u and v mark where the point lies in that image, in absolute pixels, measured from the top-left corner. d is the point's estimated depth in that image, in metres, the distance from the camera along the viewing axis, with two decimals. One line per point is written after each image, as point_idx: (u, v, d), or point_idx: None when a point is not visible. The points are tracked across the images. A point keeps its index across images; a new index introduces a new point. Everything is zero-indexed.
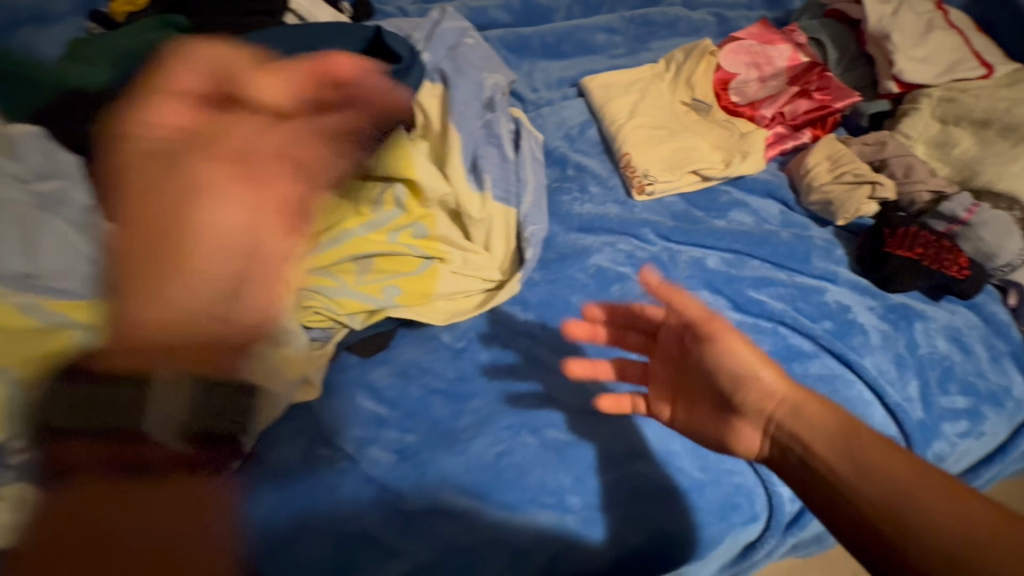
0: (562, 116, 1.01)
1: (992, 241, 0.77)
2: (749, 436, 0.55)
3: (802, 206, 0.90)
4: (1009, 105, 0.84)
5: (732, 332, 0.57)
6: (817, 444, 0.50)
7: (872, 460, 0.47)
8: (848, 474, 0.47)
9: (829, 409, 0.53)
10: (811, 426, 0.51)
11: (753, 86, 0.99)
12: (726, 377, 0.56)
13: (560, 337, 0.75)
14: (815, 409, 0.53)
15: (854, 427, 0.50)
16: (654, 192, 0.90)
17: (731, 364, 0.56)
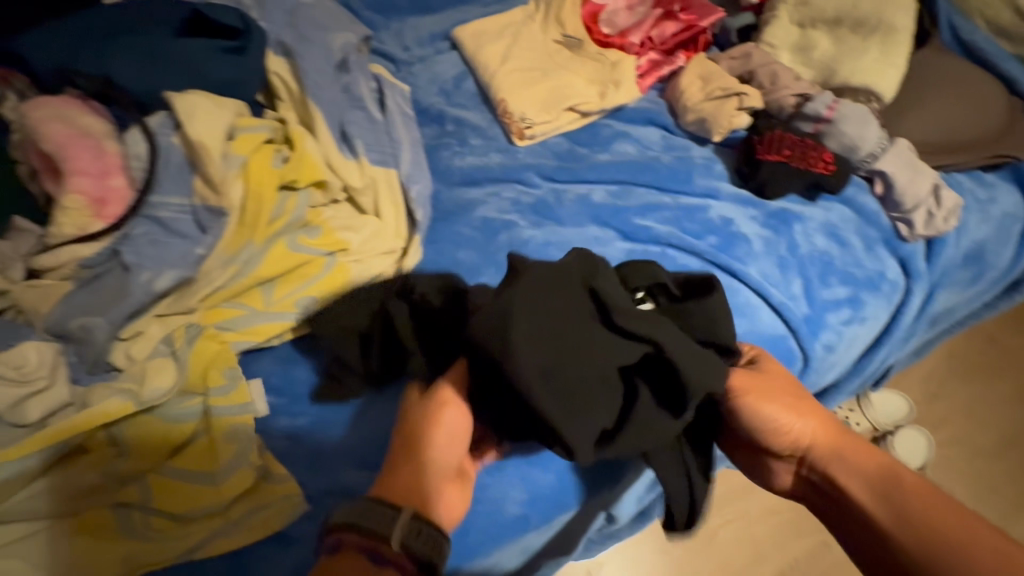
0: (436, 71, 0.97)
1: (853, 133, 0.80)
2: (785, 474, 0.59)
3: (681, 128, 0.90)
4: (854, 2, 0.86)
5: (771, 396, 0.56)
6: (851, 487, 0.53)
7: (910, 505, 0.49)
8: (908, 545, 0.48)
9: (872, 451, 0.55)
10: (852, 469, 0.54)
11: (622, 15, 0.97)
12: (762, 433, 0.57)
13: None
14: (857, 450, 0.55)
15: (895, 470, 0.52)
16: (535, 135, 0.88)
17: (764, 423, 0.56)
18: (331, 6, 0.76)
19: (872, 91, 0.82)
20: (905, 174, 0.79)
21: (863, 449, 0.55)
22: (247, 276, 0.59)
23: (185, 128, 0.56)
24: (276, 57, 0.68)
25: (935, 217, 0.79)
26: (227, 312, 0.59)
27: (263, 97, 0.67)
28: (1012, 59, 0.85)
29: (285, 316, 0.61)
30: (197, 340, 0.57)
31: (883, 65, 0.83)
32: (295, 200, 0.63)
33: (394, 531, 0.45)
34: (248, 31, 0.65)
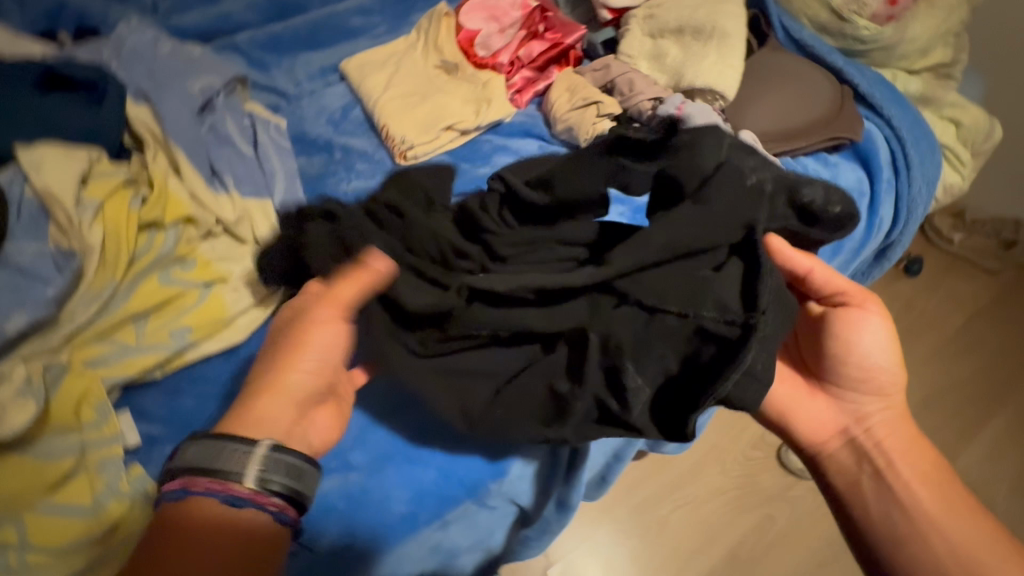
0: (323, 104, 1.02)
1: (700, 130, 0.88)
2: (828, 421, 0.65)
3: (556, 137, 0.97)
4: (691, 12, 0.95)
5: (880, 315, 0.64)
6: (897, 454, 0.62)
7: (946, 486, 0.60)
8: (928, 503, 0.59)
9: (920, 440, 0.63)
10: (897, 438, 0.63)
11: (496, 38, 1.03)
12: (852, 352, 0.64)
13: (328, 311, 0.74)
14: (904, 431, 0.63)
15: (933, 477, 0.61)
16: (417, 156, 0.93)
17: (861, 341, 0.64)
18: (192, 56, 0.80)
19: (716, 91, 0.91)
20: None
21: (914, 430, 0.64)
22: (115, 312, 0.63)
23: (34, 180, 0.62)
24: (137, 103, 0.74)
25: None
26: (96, 349, 0.62)
27: (131, 141, 0.74)
28: (835, 52, 0.96)
29: (159, 347, 0.64)
30: (70, 378, 0.60)
31: (721, 66, 0.91)
32: (161, 237, 0.67)
33: (247, 472, 0.49)
34: (102, 83, 0.71)
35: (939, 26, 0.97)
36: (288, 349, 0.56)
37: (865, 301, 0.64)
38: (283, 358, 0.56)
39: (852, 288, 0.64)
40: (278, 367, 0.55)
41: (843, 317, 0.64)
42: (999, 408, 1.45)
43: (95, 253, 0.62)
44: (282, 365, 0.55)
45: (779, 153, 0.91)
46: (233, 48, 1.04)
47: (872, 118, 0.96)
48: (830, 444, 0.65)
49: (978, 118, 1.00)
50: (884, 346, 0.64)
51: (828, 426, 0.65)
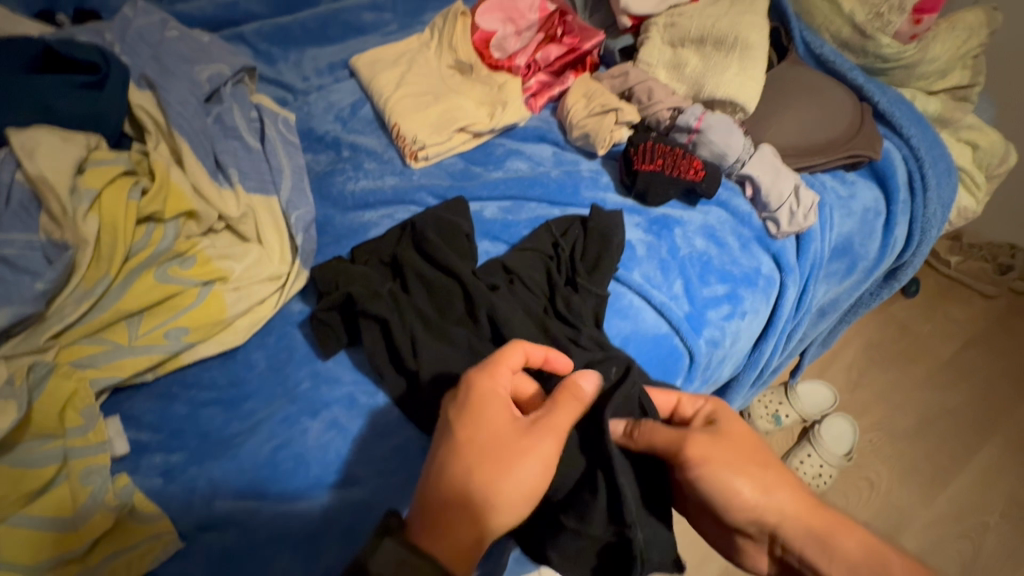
0: (331, 100, 0.99)
1: (719, 142, 0.86)
2: (757, 557, 0.57)
3: (571, 144, 0.95)
4: (714, 22, 0.94)
5: (712, 455, 0.54)
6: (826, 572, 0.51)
7: None
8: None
9: (842, 525, 0.52)
10: (825, 559, 0.51)
11: (512, 40, 1.00)
12: (716, 503, 0.54)
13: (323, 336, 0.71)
14: (828, 530, 0.52)
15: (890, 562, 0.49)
16: (429, 157, 0.90)
17: (715, 493, 0.54)
18: (200, 44, 0.78)
19: (737, 103, 0.89)
20: (768, 177, 0.86)
21: (823, 526, 0.52)
22: (108, 310, 0.59)
23: (28, 165, 0.57)
24: (141, 90, 0.70)
25: (796, 214, 0.85)
26: (87, 348, 0.59)
27: (131, 129, 0.70)
28: (856, 69, 0.95)
29: (154, 348, 0.61)
30: (56, 379, 0.56)
31: (743, 78, 0.90)
32: (160, 232, 0.64)
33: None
34: (106, 67, 0.67)
35: (960, 48, 0.96)
36: (479, 455, 0.48)
37: (701, 440, 0.54)
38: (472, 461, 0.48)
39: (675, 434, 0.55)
40: (471, 467, 0.48)
41: (728, 446, 0.55)
42: (995, 432, 1.45)
43: (91, 246, 0.58)
44: (469, 466, 0.48)
45: (799, 168, 0.90)
46: (239, 38, 1.00)
47: (891, 138, 0.95)
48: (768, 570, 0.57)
49: (995, 142, 0.99)
50: (755, 482, 0.54)
51: (757, 555, 0.57)
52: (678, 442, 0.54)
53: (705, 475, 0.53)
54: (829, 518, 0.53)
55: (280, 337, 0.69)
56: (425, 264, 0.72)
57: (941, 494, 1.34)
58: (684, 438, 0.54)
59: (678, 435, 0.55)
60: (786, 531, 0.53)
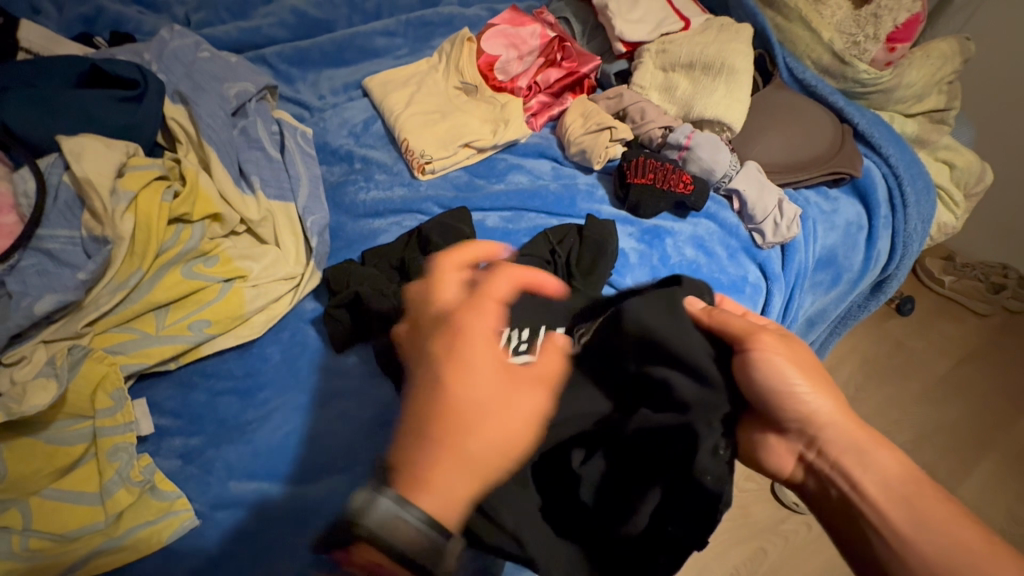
0: (345, 117, 1.06)
1: (707, 158, 0.92)
2: (783, 456, 0.56)
3: (569, 159, 1.01)
4: (702, 49, 1.00)
5: (777, 347, 0.52)
6: (866, 483, 0.52)
7: (934, 518, 0.49)
8: (900, 525, 0.50)
9: (886, 446, 0.54)
10: (871, 467, 0.52)
11: (515, 64, 1.08)
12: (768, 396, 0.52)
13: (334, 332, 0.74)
14: (873, 448, 0.53)
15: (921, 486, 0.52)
16: (435, 170, 0.96)
17: (772, 385, 0.52)
18: (229, 63, 0.85)
19: (725, 123, 0.96)
20: (754, 191, 0.92)
21: (868, 442, 0.54)
22: (138, 302, 0.65)
23: (73, 168, 0.63)
24: (174, 104, 0.77)
25: (780, 226, 0.91)
26: (118, 336, 0.64)
27: (163, 140, 0.77)
28: (836, 93, 1.01)
29: (178, 338, 0.66)
30: (90, 360, 0.60)
31: (729, 100, 0.96)
32: (188, 232, 0.69)
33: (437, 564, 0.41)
34: (144, 82, 0.73)
35: (935, 74, 1.03)
36: (445, 422, 0.48)
37: (773, 341, 0.52)
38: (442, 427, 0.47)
39: (743, 328, 0.52)
40: (426, 441, 0.47)
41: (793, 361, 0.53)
42: (991, 449, 1.47)
43: (126, 243, 0.63)
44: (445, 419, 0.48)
45: (782, 184, 0.96)
46: (261, 60, 1.08)
47: (870, 157, 1.01)
48: (792, 474, 0.57)
49: (971, 163, 1.05)
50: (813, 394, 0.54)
51: (783, 458, 0.57)
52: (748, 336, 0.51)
53: (755, 364, 0.51)
54: (855, 426, 0.55)
55: (294, 333, 0.74)
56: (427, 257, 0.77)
57: None
58: (753, 333, 0.51)
59: (748, 328, 0.52)
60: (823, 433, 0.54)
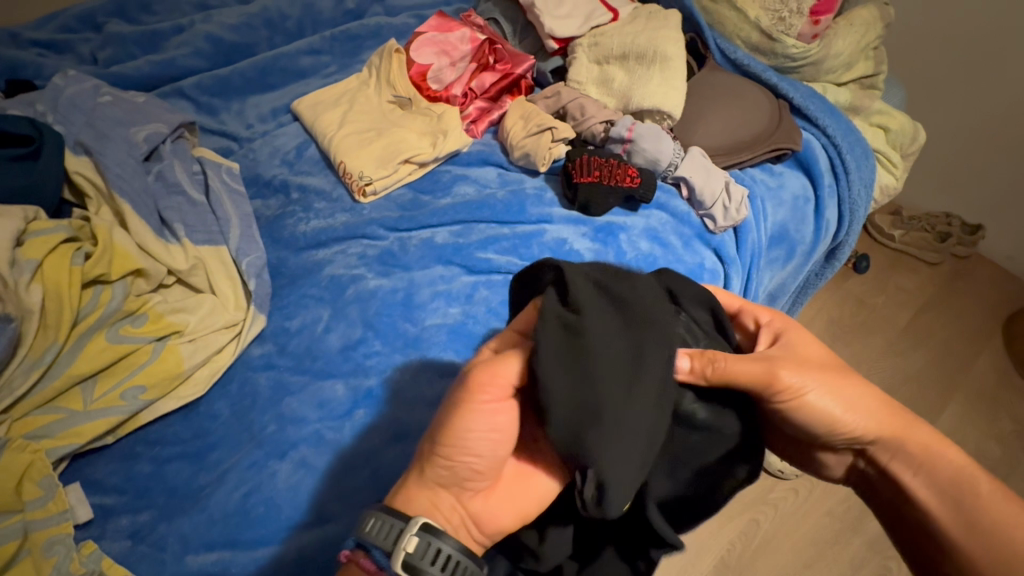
0: (276, 144, 1.01)
1: (652, 149, 0.92)
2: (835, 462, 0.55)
3: (514, 164, 0.99)
4: (634, 38, 0.99)
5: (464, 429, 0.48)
6: (933, 475, 0.50)
7: (955, 484, 0.49)
8: (952, 525, 0.48)
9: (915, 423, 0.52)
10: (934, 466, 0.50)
11: (448, 71, 1.04)
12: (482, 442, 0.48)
13: (285, 377, 0.71)
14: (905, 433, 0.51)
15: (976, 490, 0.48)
16: (376, 191, 0.92)
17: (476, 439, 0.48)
18: (136, 104, 0.80)
19: (664, 111, 0.95)
20: (700, 176, 0.91)
21: (912, 440, 0.51)
22: (60, 378, 0.60)
23: None
24: (77, 156, 0.71)
25: (729, 209, 0.91)
26: (41, 419, 0.59)
27: (71, 196, 0.72)
28: (769, 70, 1.02)
29: (110, 410, 0.61)
30: (8, 452, 0.56)
31: (666, 88, 0.95)
32: (108, 293, 0.65)
33: None
34: (39, 137, 0.69)
35: (860, 41, 1.05)
36: None
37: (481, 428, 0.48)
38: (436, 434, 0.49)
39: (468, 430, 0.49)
40: None
41: (816, 370, 0.51)
42: (955, 393, 1.53)
43: (36, 316, 0.59)
44: None
45: (727, 167, 0.96)
46: (179, 93, 1.02)
47: (809, 129, 1.02)
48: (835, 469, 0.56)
49: (903, 123, 1.07)
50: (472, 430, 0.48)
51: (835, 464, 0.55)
52: (770, 379, 0.49)
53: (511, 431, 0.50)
54: (906, 429, 0.51)
55: (242, 384, 0.70)
56: (631, 470, 0.43)
57: None
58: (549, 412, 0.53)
59: (765, 370, 0.49)
60: (874, 428, 0.51)
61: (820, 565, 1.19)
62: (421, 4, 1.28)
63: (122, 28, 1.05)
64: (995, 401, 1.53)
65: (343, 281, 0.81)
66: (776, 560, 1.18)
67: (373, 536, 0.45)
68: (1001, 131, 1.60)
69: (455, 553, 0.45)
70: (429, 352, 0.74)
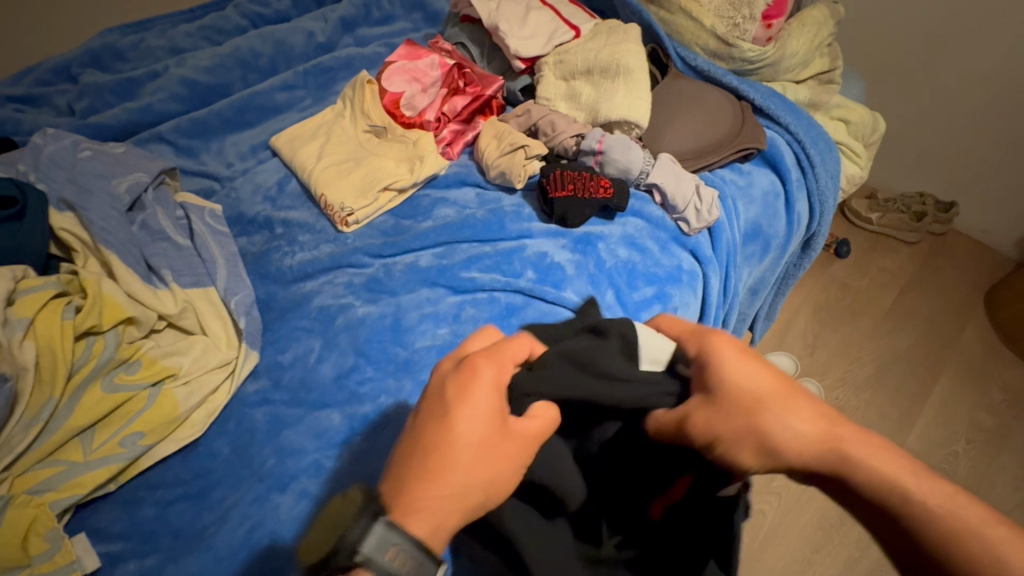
0: (257, 181, 1.03)
1: (622, 159, 0.95)
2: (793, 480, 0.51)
3: (491, 182, 1.01)
4: (597, 53, 1.03)
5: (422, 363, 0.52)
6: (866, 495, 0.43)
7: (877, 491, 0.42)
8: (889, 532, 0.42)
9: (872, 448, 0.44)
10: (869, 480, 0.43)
11: (420, 97, 1.07)
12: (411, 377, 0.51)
13: (282, 411, 0.73)
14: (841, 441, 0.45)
15: (960, 503, 0.39)
16: (359, 220, 0.95)
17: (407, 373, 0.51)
18: (115, 156, 0.82)
19: (631, 121, 0.98)
20: (671, 182, 0.94)
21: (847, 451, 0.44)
22: (59, 431, 0.61)
23: None
24: (61, 212, 0.73)
25: (701, 211, 0.94)
26: (42, 473, 0.60)
27: (58, 250, 0.73)
28: (729, 74, 1.06)
29: (110, 458, 0.62)
30: (12, 508, 0.57)
31: (632, 99, 0.99)
32: (100, 343, 0.66)
33: None
34: (22, 197, 0.70)
35: (813, 40, 1.09)
36: None
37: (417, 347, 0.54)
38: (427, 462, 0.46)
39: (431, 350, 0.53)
40: None
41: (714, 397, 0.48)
42: (944, 367, 1.56)
43: (32, 373, 0.60)
44: None
45: (696, 170, 0.99)
46: (158, 139, 1.04)
47: (772, 128, 1.06)
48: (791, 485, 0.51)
49: (863, 116, 1.12)
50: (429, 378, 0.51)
51: None
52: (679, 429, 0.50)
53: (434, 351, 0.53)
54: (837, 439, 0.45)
55: (239, 421, 0.72)
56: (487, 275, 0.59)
57: (910, 434, 1.43)
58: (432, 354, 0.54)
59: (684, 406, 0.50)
60: (803, 467, 0.46)
61: (828, 550, 1.21)
62: (390, 33, 1.32)
63: (98, 78, 1.07)
64: (983, 373, 1.56)
65: (333, 311, 0.84)
66: (784, 548, 1.20)
67: (337, 542, 0.42)
68: (960, 109, 1.66)
69: (414, 551, 0.42)
70: (422, 374, 0.76)
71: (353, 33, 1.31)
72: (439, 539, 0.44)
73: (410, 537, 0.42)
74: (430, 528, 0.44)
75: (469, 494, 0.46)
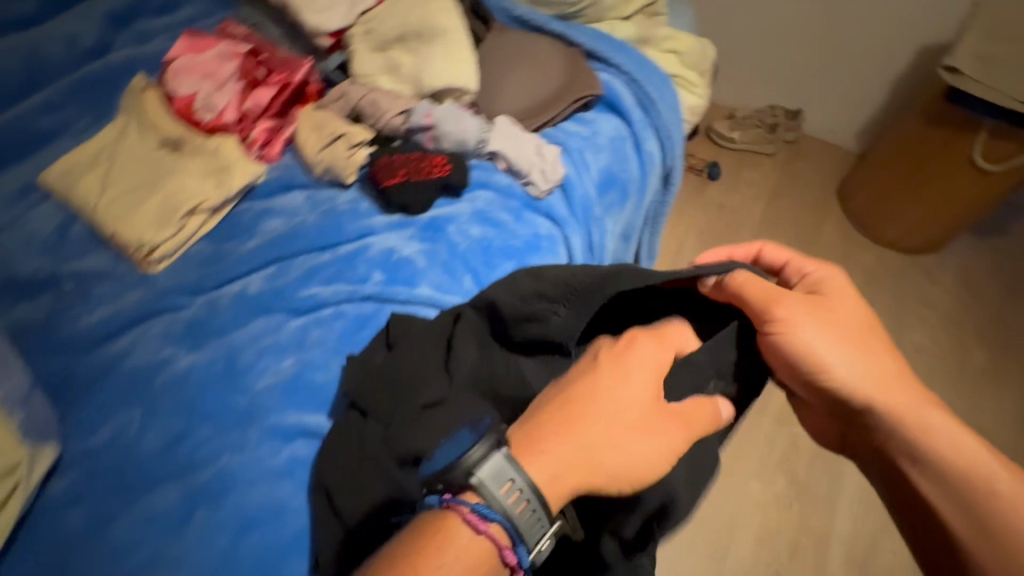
0: (32, 233, 0.84)
1: (455, 129, 0.87)
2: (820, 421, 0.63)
3: (320, 181, 0.90)
4: (407, 17, 0.93)
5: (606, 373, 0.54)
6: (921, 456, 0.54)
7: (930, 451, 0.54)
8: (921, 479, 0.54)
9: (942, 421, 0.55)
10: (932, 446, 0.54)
11: (217, 96, 0.91)
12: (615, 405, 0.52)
13: (104, 504, 0.63)
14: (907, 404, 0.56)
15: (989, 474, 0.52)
16: (164, 255, 0.81)
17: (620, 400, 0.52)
18: None
19: (458, 87, 0.90)
20: (511, 146, 0.89)
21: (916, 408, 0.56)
22: None
23: None
24: None
25: (546, 171, 0.89)
26: None
27: None
28: (552, 20, 1.02)
29: None
30: None
31: (452, 61, 0.90)
32: None
33: None
34: None
35: None
36: None
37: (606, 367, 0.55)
38: (557, 419, 0.52)
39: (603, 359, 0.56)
40: None
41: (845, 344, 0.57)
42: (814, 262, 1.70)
43: None
44: None
45: (537, 127, 0.95)
46: None
47: (606, 70, 1.03)
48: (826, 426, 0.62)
49: (692, 44, 1.10)
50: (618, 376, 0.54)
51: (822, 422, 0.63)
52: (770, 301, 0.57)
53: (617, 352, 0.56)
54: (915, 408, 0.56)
55: (49, 529, 0.62)
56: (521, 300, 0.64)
57: None
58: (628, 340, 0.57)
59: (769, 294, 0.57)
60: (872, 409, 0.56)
61: (741, 452, 1.29)
62: (178, 20, 1.12)
63: None
64: (843, 260, 1.72)
65: (150, 370, 0.72)
66: None
67: (456, 460, 0.50)
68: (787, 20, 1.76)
69: (530, 495, 0.48)
70: (268, 419, 0.68)
71: (130, 29, 1.09)
72: (524, 444, 0.51)
73: (523, 474, 0.49)
74: (548, 474, 0.49)
75: (604, 453, 0.50)
